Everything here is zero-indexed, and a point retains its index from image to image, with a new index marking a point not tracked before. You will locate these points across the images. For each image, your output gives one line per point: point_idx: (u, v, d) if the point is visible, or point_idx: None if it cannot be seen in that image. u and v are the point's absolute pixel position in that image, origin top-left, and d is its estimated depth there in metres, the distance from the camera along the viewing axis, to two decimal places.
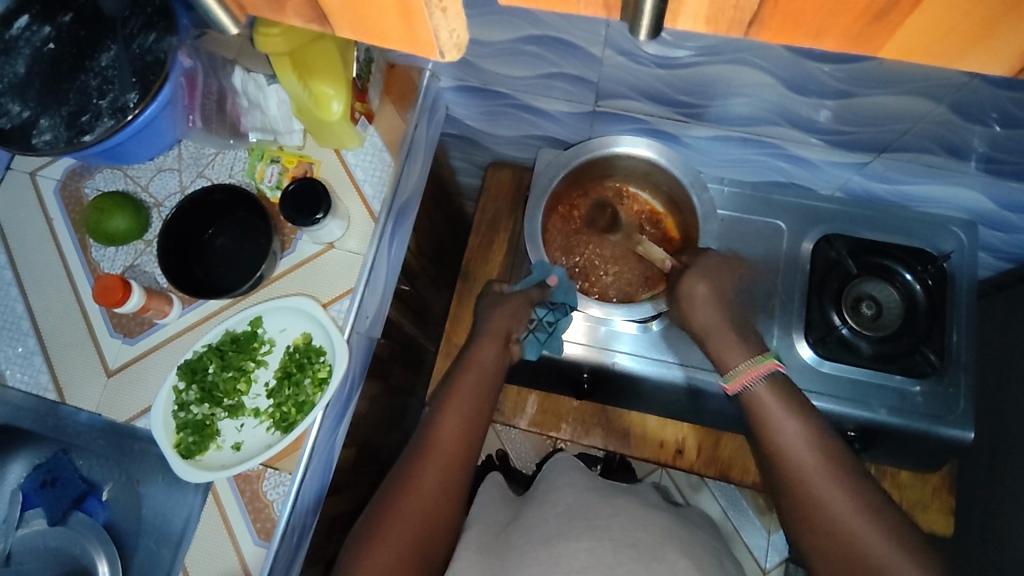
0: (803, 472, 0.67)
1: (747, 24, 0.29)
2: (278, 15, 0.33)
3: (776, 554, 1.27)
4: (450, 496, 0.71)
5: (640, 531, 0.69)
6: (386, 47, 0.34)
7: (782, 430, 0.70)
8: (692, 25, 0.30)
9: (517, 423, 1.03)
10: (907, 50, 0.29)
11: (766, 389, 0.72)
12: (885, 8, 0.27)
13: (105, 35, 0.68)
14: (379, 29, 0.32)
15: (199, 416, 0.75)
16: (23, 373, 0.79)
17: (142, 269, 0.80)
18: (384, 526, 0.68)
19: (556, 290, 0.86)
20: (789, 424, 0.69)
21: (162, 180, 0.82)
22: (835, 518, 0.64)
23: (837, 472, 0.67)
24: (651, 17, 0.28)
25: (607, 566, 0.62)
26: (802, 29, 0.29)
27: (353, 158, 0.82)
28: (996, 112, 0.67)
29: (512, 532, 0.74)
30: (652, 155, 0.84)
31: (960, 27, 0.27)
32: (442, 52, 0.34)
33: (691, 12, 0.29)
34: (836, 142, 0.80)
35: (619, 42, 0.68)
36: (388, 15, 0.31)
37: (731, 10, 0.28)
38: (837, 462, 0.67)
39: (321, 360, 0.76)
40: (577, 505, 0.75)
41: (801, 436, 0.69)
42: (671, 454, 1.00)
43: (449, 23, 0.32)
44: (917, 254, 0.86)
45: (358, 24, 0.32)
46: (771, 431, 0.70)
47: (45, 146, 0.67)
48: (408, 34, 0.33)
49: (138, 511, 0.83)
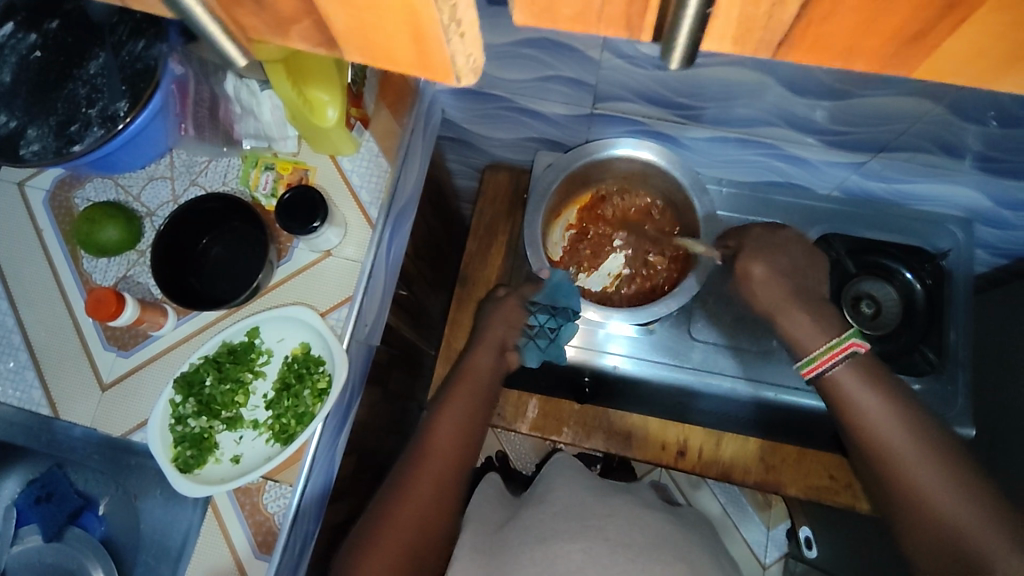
0: (899, 463, 0.62)
1: (775, 45, 0.27)
2: (283, 40, 0.32)
3: (776, 550, 1.29)
4: (446, 494, 0.71)
5: (637, 531, 0.69)
6: (396, 70, 0.33)
7: (868, 418, 0.64)
8: (717, 45, 0.27)
9: (517, 428, 0.98)
10: (939, 72, 0.27)
11: (844, 369, 0.67)
12: (925, 26, 0.25)
13: (93, 42, 0.67)
14: (388, 53, 0.31)
15: (198, 429, 0.74)
16: (15, 389, 0.77)
17: (135, 280, 0.79)
18: (381, 537, 0.66)
19: (557, 292, 0.85)
20: (876, 409, 0.64)
21: (154, 189, 0.81)
22: (940, 522, 0.58)
23: (942, 467, 0.60)
24: (683, 39, 0.26)
25: (602, 566, 0.62)
26: (832, 52, 0.27)
27: (349, 164, 0.81)
28: (993, 111, 0.67)
29: (507, 534, 0.73)
30: (652, 157, 0.83)
31: (998, 50, 0.25)
32: (459, 76, 0.33)
33: (718, 33, 0.27)
34: (833, 142, 0.79)
35: (616, 44, 0.67)
36: (397, 39, 0.30)
37: (760, 30, 0.26)
38: (943, 458, 0.61)
39: (320, 370, 0.75)
40: (571, 505, 0.75)
41: (896, 429, 0.63)
42: (673, 456, 0.96)
43: (466, 47, 0.30)
44: (915, 253, 0.87)
45: (367, 47, 0.31)
46: (855, 418, 0.65)
47: (33, 156, 0.65)
48: (420, 60, 0.31)
49: (137, 525, 0.81)
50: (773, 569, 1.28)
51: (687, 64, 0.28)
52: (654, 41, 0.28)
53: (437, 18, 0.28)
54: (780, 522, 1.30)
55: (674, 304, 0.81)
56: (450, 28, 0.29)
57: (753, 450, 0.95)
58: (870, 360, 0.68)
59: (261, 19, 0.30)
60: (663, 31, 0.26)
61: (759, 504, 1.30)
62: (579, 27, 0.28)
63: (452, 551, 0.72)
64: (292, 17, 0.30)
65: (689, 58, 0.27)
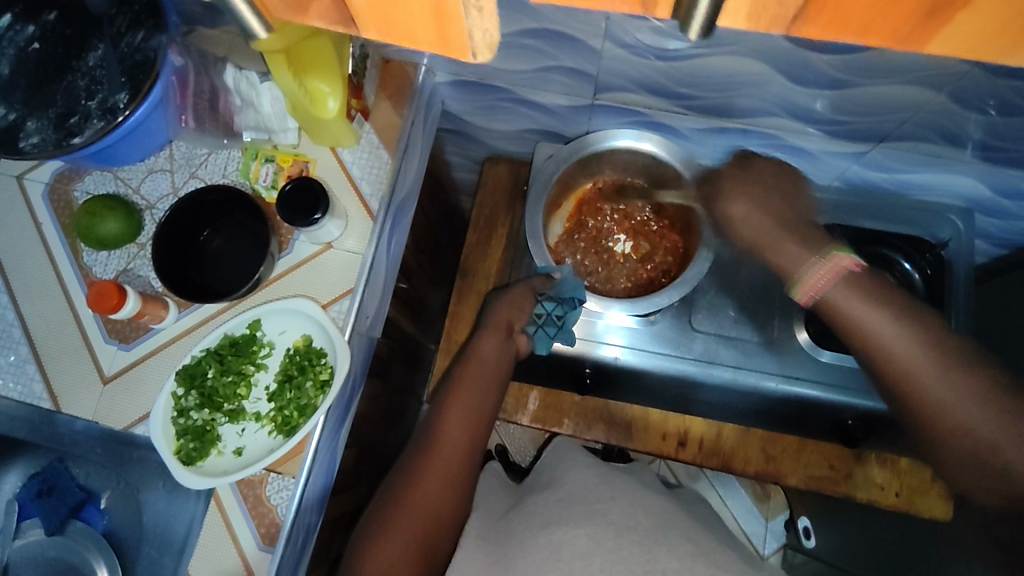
0: (922, 386, 0.53)
1: (790, 20, 0.27)
2: (299, 17, 0.32)
3: (774, 541, 1.30)
4: (455, 487, 0.71)
5: (641, 515, 0.69)
6: (412, 48, 0.33)
7: (883, 343, 0.54)
8: (732, 21, 0.28)
9: (518, 420, 0.98)
10: (956, 49, 0.27)
11: (837, 290, 0.56)
12: (940, 2, 0.24)
13: (92, 33, 0.67)
14: (405, 31, 0.31)
15: (199, 422, 0.74)
16: (16, 382, 0.77)
17: (136, 273, 0.78)
18: (390, 523, 0.66)
19: (562, 283, 0.86)
20: (895, 331, 0.53)
21: (154, 182, 0.81)
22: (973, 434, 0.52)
23: (969, 375, 0.52)
24: (704, 12, 0.26)
25: (607, 551, 0.62)
26: (846, 28, 0.27)
27: (349, 156, 0.81)
28: (994, 100, 0.67)
29: (514, 522, 0.74)
30: (653, 149, 0.83)
31: (1015, 23, 0.25)
32: (474, 53, 0.33)
33: (733, 8, 0.27)
34: (834, 132, 0.79)
35: (617, 33, 0.67)
36: (417, 18, 0.30)
37: (775, 6, 0.26)
38: (968, 370, 0.52)
39: (321, 362, 0.75)
40: (575, 492, 0.75)
41: (917, 348, 0.53)
42: (674, 447, 0.96)
43: (484, 24, 0.30)
44: (915, 243, 0.87)
45: (384, 24, 0.31)
46: (865, 343, 0.55)
47: (33, 148, 0.64)
48: (438, 37, 0.31)
49: (139, 518, 0.81)
50: (772, 560, 1.29)
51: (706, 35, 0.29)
52: (673, 17, 0.28)
53: None
54: (779, 513, 1.31)
55: (676, 294, 0.80)
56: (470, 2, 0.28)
57: (755, 440, 0.95)
58: (863, 275, 0.56)
59: (279, 1, 0.30)
60: (685, 5, 0.26)
61: (758, 495, 1.31)
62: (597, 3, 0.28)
63: (460, 540, 0.71)
64: None
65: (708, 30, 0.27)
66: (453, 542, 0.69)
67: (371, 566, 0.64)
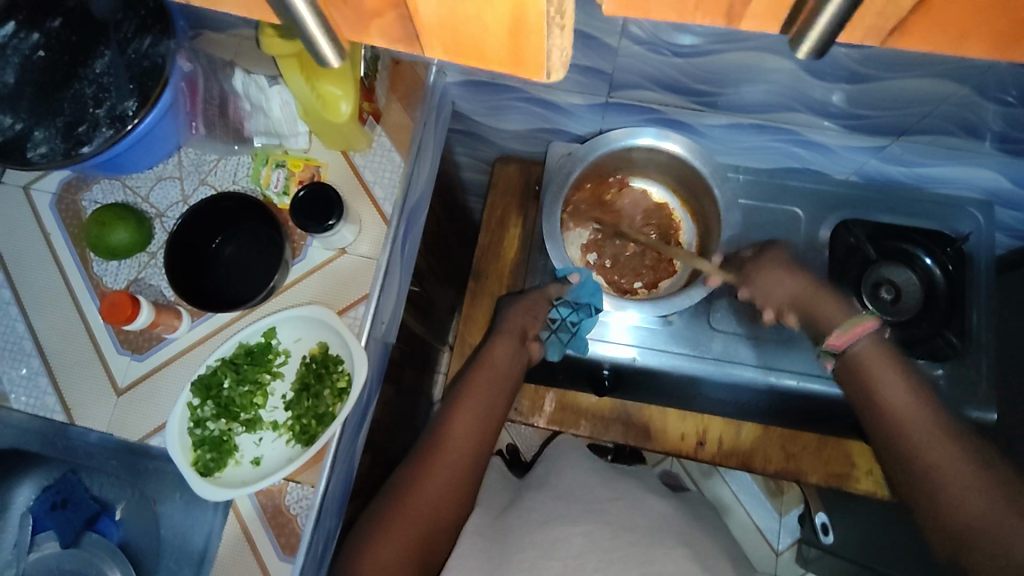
0: (918, 448, 0.61)
1: (886, 33, 0.28)
2: (361, 35, 0.32)
3: (788, 536, 1.29)
4: (459, 490, 0.70)
5: (637, 515, 0.71)
6: (484, 67, 0.33)
7: (897, 404, 0.63)
8: (845, 38, 0.28)
9: (535, 422, 0.97)
10: None
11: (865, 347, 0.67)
12: None
13: (98, 40, 0.66)
14: (479, 47, 0.31)
15: (216, 432, 0.73)
16: (28, 396, 0.76)
17: (148, 282, 0.77)
18: (388, 520, 0.66)
19: (579, 288, 0.83)
20: (901, 397, 0.63)
21: (163, 189, 0.79)
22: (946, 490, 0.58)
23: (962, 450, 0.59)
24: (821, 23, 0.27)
25: (602, 551, 0.63)
26: (947, 38, 0.27)
27: (361, 159, 0.79)
28: (1016, 90, 0.66)
29: (512, 517, 0.75)
30: (679, 151, 0.82)
31: None
32: (548, 71, 0.33)
33: (855, 26, 0.27)
34: (853, 126, 0.78)
35: (636, 33, 0.66)
36: (495, 33, 0.30)
37: (875, 14, 0.27)
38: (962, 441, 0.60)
39: (339, 370, 0.74)
40: (579, 492, 0.75)
41: (929, 426, 0.61)
42: (692, 447, 0.96)
43: (563, 41, 0.31)
44: (936, 237, 0.85)
45: (460, 44, 0.31)
46: (882, 407, 0.64)
47: (41, 159, 0.63)
48: (512, 55, 0.32)
49: (156, 529, 0.80)
50: (786, 555, 1.29)
51: (814, 52, 0.29)
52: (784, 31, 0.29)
53: (544, 10, 0.28)
54: (792, 508, 1.30)
55: (696, 297, 0.79)
56: (553, 20, 0.29)
57: (776, 439, 0.95)
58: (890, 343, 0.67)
59: (347, 12, 0.30)
60: (799, 22, 0.28)
61: (773, 491, 1.31)
62: (680, 16, 0.29)
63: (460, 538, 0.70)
64: (376, 11, 0.30)
65: (818, 46, 0.29)
66: (454, 543, 0.69)
67: (369, 564, 0.63)
